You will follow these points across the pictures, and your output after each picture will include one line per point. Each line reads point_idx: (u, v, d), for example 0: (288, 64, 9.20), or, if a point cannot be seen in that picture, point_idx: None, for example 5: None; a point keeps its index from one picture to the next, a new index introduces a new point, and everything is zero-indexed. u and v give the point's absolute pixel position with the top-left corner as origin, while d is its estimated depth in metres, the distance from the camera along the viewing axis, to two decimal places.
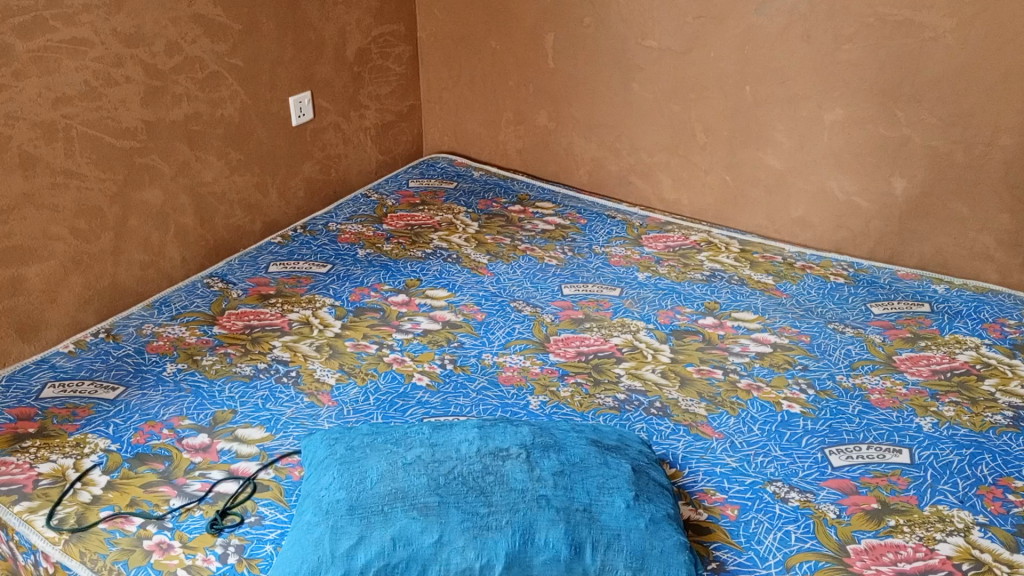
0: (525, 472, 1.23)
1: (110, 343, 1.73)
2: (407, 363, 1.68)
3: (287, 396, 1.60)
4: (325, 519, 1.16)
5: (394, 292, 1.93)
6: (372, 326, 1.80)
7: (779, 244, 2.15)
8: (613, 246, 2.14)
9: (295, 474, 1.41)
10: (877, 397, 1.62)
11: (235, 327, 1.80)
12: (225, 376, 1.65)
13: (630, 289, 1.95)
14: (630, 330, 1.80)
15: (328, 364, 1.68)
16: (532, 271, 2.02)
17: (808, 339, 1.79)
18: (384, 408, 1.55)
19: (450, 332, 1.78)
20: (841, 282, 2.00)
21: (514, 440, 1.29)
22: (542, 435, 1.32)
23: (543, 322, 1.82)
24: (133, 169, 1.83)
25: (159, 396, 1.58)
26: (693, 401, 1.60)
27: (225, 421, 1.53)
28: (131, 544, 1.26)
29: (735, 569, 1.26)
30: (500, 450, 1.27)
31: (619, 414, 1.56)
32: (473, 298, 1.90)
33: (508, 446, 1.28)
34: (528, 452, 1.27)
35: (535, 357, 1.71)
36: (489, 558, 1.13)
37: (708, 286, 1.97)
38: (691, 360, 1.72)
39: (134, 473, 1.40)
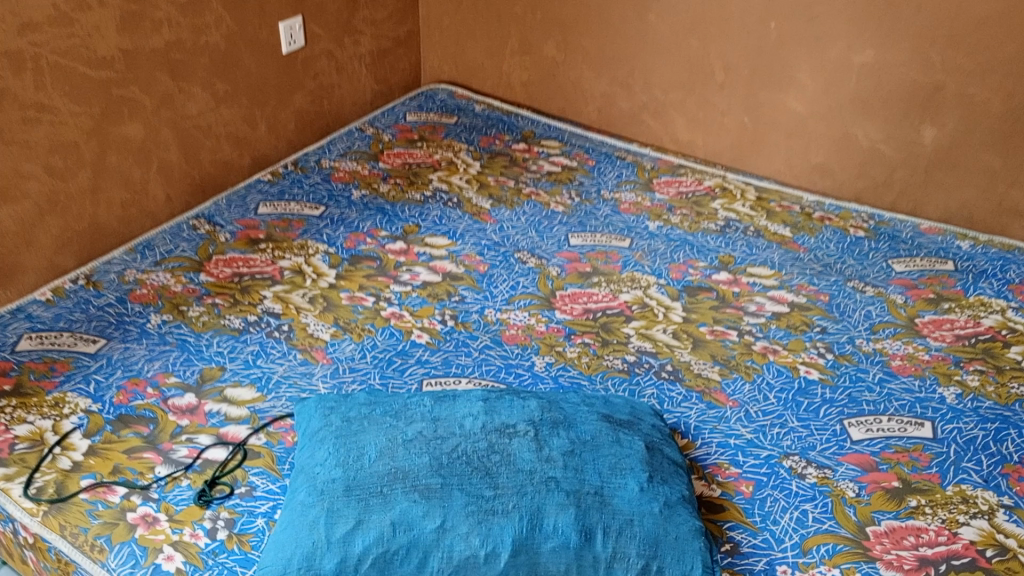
0: (533, 452, 1.15)
1: (90, 291, 1.62)
2: (406, 318, 1.59)
3: (280, 352, 1.51)
4: (319, 500, 1.09)
5: (392, 239, 1.82)
6: (369, 277, 1.70)
7: (797, 193, 2.05)
8: (622, 191, 2.04)
9: (288, 439, 1.34)
10: (898, 363, 1.55)
11: (223, 275, 1.70)
12: (213, 330, 1.55)
13: (641, 240, 1.85)
14: (640, 286, 1.71)
15: (322, 319, 1.59)
16: (537, 218, 1.92)
17: (827, 299, 1.70)
18: (382, 368, 1.48)
19: (450, 285, 1.69)
20: (861, 235, 1.90)
21: (521, 415, 1.21)
22: (552, 409, 1.23)
23: (548, 275, 1.73)
24: (111, 102, 1.70)
25: (142, 351, 1.49)
26: (706, 364, 1.53)
27: (213, 380, 1.45)
28: (114, 518, 1.19)
29: (750, 551, 1.21)
30: (506, 426, 1.19)
31: (629, 377, 1.49)
32: (474, 248, 1.80)
33: (514, 421, 1.20)
34: (536, 429, 1.19)
35: (540, 314, 1.62)
36: (494, 546, 1.07)
37: (722, 238, 1.88)
38: (704, 320, 1.63)
39: (118, 438, 1.32)
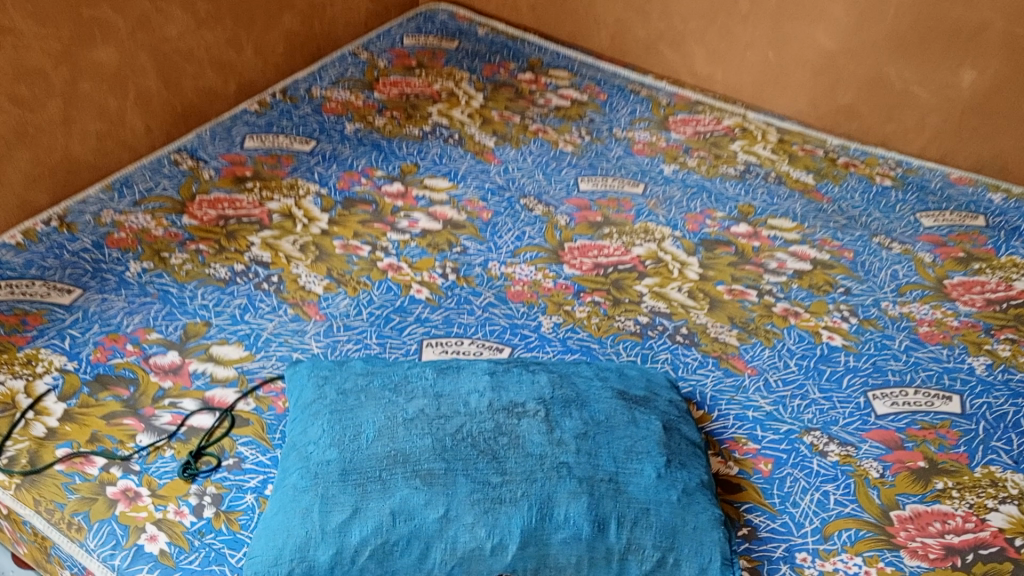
0: (543, 435, 1.07)
1: (64, 235, 1.51)
2: (404, 271, 1.50)
3: (269, 307, 1.41)
4: (313, 485, 1.01)
5: (388, 180, 1.71)
6: (364, 223, 1.60)
7: (821, 135, 1.92)
8: (635, 129, 1.92)
9: (278, 405, 1.26)
10: (926, 330, 1.46)
11: (208, 217, 1.58)
12: (197, 280, 1.45)
13: (655, 186, 1.75)
14: (654, 239, 1.61)
15: (315, 270, 1.49)
16: (544, 158, 1.81)
17: (851, 256, 1.61)
18: (379, 327, 1.39)
19: (451, 234, 1.59)
20: (888, 185, 1.79)
21: (531, 393, 1.12)
22: (563, 385, 1.15)
23: (556, 225, 1.62)
24: (81, 25, 1.54)
25: (121, 303, 1.39)
26: (723, 328, 1.44)
27: (198, 337, 1.35)
28: (93, 492, 1.11)
29: (768, 536, 1.15)
30: (514, 405, 1.10)
31: (641, 341, 1.40)
32: (477, 192, 1.70)
33: (522, 398, 1.11)
34: (547, 409, 1.10)
35: (548, 269, 1.52)
36: (502, 537, 1.00)
37: (742, 185, 1.77)
38: (721, 278, 1.53)
39: (95, 402, 1.23)
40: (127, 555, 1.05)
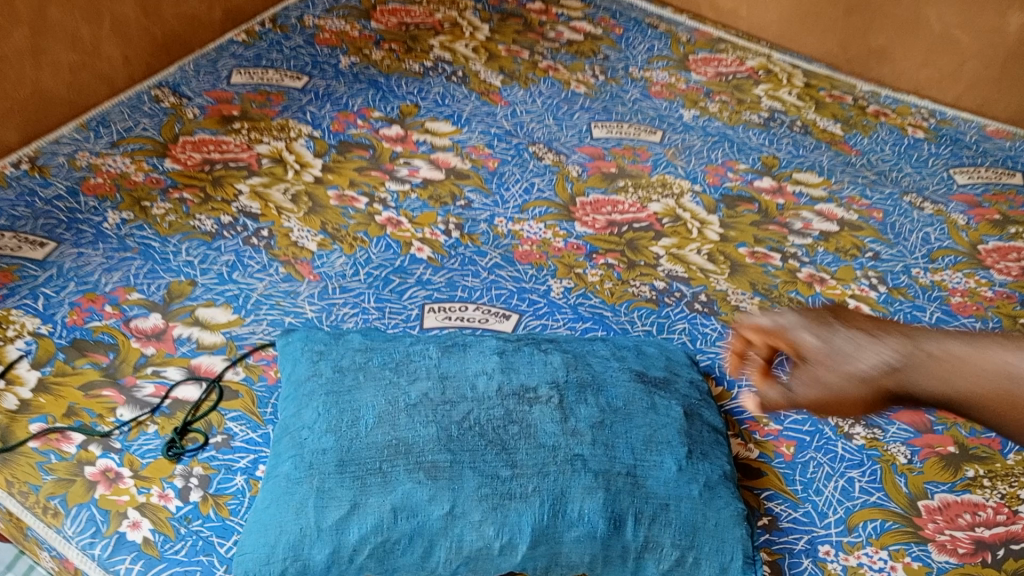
0: (556, 425, 0.99)
1: (36, 179, 1.39)
2: (404, 226, 1.40)
3: (258, 265, 1.31)
4: (308, 477, 0.94)
5: (386, 123, 1.61)
6: (360, 171, 1.50)
7: (850, 81, 1.81)
8: (653, 69, 1.80)
9: (270, 375, 1.17)
10: (959, 301, 1.38)
11: (192, 161, 1.47)
12: (181, 233, 1.34)
13: (673, 134, 1.64)
14: (672, 194, 1.51)
15: (308, 224, 1.39)
16: (555, 100, 1.70)
17: (880, 217, 1.51)
18: (378, 290, 1.29)
19: (454, 185, 1.49)
20: (921, 138, 1.68)
21: (543, 376, 1.04)
22: (578, 367, 1.07)
23: (567, 177, 1.53)
24: None
25: (99, 258, 1.29)
26: (745, 295, 1.34)
27: (183, 297, 1.25)
28: (70, 473, 1.04)
29: (790, 527, 1.09)
30: (525, 390, 1.02)
31: (657, 309, 1.31)
32: (483, 138, 1.60)
33: (534, 382, 1.03)
34: (561, 394, 1.02)
35: (558, 227, 1.43)
36: (511, 535, 0.92)
37: (766, 134, 1.66)
38: (744, 239, 1.44)
39: (72, 370, 1.14)
40: (108, 545, 0.98)
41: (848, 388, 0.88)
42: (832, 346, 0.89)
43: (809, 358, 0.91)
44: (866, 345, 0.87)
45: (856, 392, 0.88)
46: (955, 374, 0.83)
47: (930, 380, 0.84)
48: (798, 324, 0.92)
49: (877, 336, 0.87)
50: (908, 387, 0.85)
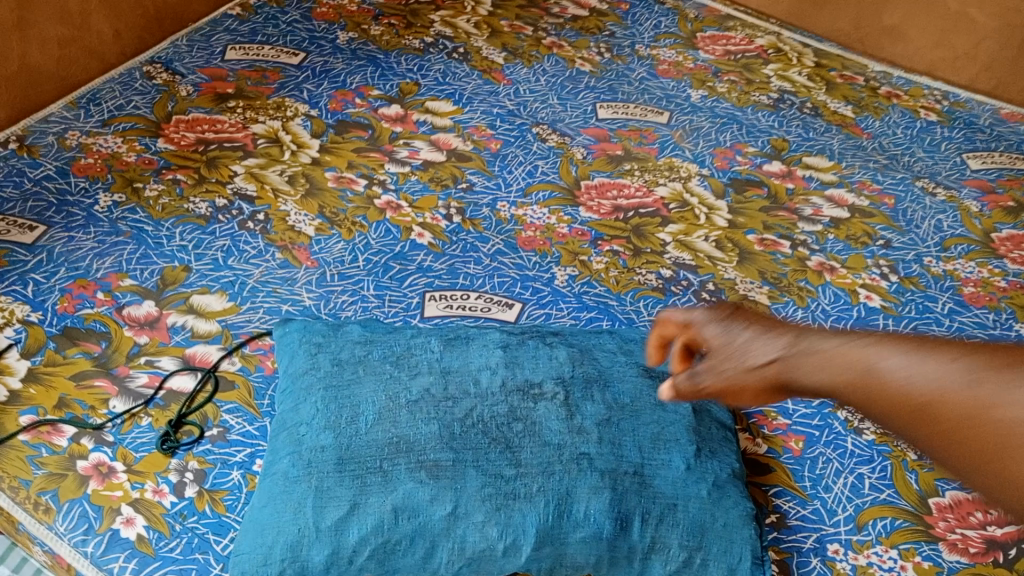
0: (563, 422, 0.97)
1: (24, 159, 1.35)
2: (404, 211, 1.36)
3: (254, 250, 1.27)
4: (306, 475, 0.91)
5: (386, 101, 1.57)
6: (359, 152, 1.46)
7: (862, 60, 1.77)
8: (661, 46, 1.76)
9: (267, 365, 1.14)
10: (971, 291, 1.35)
11: (186, 141, 1.43)
12: (174, 217, 1.30)
13: (681, 114, 1.60)
14: (680, 177, 1.48)
15: (305, 207, 1.35)
16: (559, 79, 1.66)
17: (892, 203, 1.47)
18: (377, 277, 1.26)
19: (456, 168, 1.45)
20: (934, 120, 1.64)
21: (548, 372, 1.02)
22: (584, 362, 1.04)
23: (572, 159, 1.49)
24: None
25: (90, 243, 1.25)
26: (753, 284, 1.31)
27: (176, 284, 1.22)
28: (61, 468, 1.01)
29: (798, 525, 1.06)
30: (530, 386, 1.00)
31: (664, 298, 1.28)
32: (485, 119, 1.55)
33: (539, 378, 1.01)
34: (567, 391, 1.00)
35: (562, 212, 1.39)
36: (516, 537, 0.90)
37: (776, 116, 1.61)
38: (753, 226, 1.40)
39: (63, 360, 1.11)
40: (101, 542, 0.95)
41: (738, 381, 0.72)
42: (730, 338, 0.75)
43: (712, 351, 0.77)
44: (761, 336, 0.73)
45: (746, 384, 0.72)
46: (835, 366, 0.66)
47: (813, 374, 0.67)
48: (707, 319, 0.78)
49: (773, 328, 0.73)
50: (789, 381, 0.69)
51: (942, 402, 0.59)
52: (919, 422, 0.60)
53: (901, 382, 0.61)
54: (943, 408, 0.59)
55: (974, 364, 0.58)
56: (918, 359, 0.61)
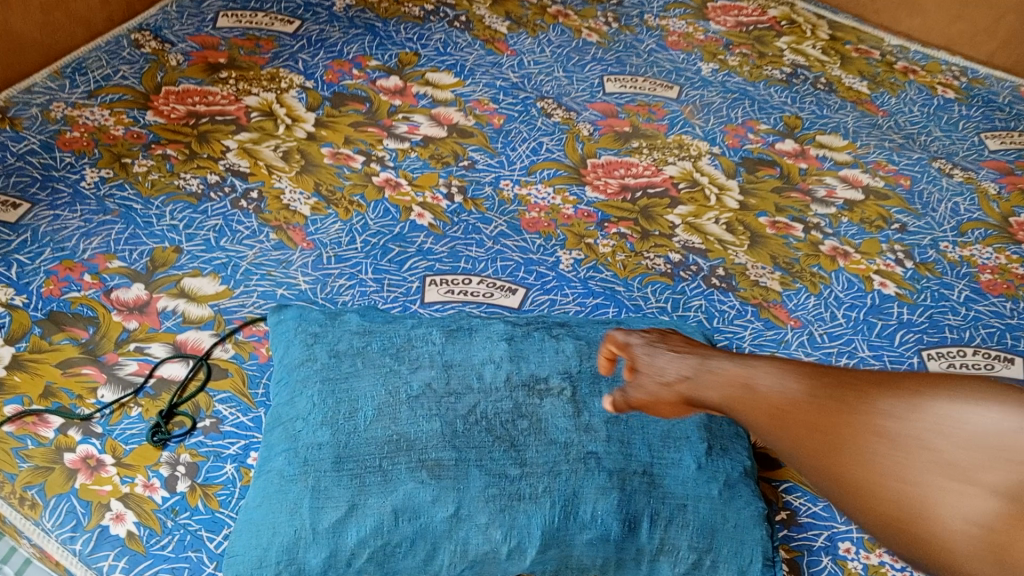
0: (569, 420, 0.94)
1: (7, 132, 1.29)
2: (403, 189, 1.31)
3: (248, 231, 1.23)
4: (303, 474, 0.87)
5: (384, 73, 1.51)
6: (356, 126, 1.40)
7: (877, 33, 1.72)
8: (670, 17, 1.70)
9: (261, 352, 1.10)
10: (988, 279, 1.31)
11: (176, 114, 1.37)
12: (165, 194, 1.25)
13: (691, 89, 1.55)
14: (689, 155, 1.43)
15: (300, 185, 1.30)
16: (565, 50, 1.60)
17: (907, 184, 1.42)
18: (376, 260, 1.21)
19: (457, 144, 1.40)
20: (951, 98, 1.59)
21: (554, 366, 0.99)
22: (591, 356, 1.01)
23: (578, 136, 1.44)
24: None
25: (76, 221, 1.20)
26: (765, 270, 1.27)
27: (167, 266, 1.17)
28: (48, 461, 0.97)
29: (809, 522, 1.03)
30: (535, 381, 0.97)
31: (672, 284, 1.24)
32: (487, 92, 1.50)
33: (545, 374, 0.98)
34: (574, 386, 0.97)
35: (567, 192, 1.34)
36: (520, 539, 0.86)
37: (788, 91, 1.56)
38: (764, 208, 1.35)
39: (49, 346, 1.07)
40: (89, 539, 0.92)
41: (655, 394, 0.73)
42: (653, 358, 0.74)
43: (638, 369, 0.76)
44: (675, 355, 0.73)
45: (662, 397, 0.73)
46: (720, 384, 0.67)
47: (708, 390, 0.68)
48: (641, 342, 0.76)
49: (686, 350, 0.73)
50: (694, 397, 0.69)
51: (797, 412, 0.59)
52: (775, 428, 0.60)
53: (765, 394, 0.62)
54: (796, 417, 0.59)
55: (824, 380, 0.59)
56: (786, 374, 0.61)
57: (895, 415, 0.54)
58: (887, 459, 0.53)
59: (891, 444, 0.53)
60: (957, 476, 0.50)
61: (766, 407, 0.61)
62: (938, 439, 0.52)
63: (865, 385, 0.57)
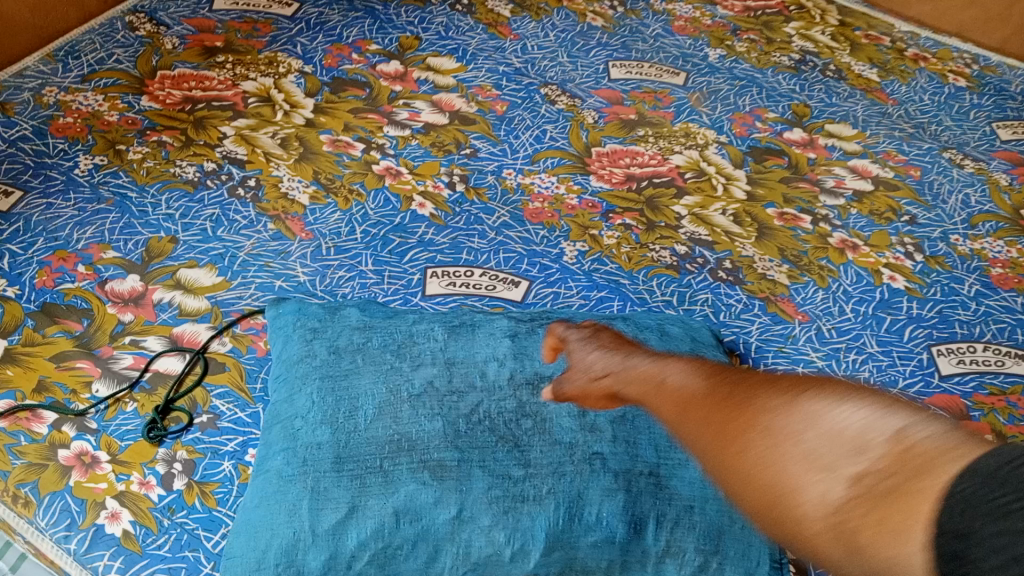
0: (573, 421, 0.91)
1: None
2: (404, 178, 1.29)
3: (245, 220, 1.20)
4: (302, 475, 0.85)
5: (384, 57, 1.48)
6: (356, 113, 1.37)
7: (887, 19, 1.71)
8: (677, 1, 1.67)
9: (259, 346, 1.08)
10: (999, 273, 1.29)
11: (171, 99, 1.34)
12: (160, 182, 1.23)
13: (698, 76, 1.52)
14: (696, 145, 1.40)
15: (298, 173, 1.27)
16: (569, 35, 1.57)
17: (918, 175, 1.40)
18: (376, 251, 1.19)
19: (459, 131, 1.37)
20: (963, 86, 1.57)
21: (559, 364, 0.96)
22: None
23: (582, 124, 1.41)
24: None
25: (70, 210, 1.17)
26: (772, 263, 1.25)
27: (163, 256, 1.14)
28: (42, 457, 0.95)
29: None
30: (540, 379, 0.94)
31: (678, 277, 1.21)
32: (490, 77, 1.46)
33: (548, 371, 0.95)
34: None
35: (572, 181, 1.32)
36: (524, 542, 0.84)
37: (797, 79, 1.53)
38: (772, 199, 1.33)
39: (42, 339, 1.04)
40: (84, 539, 0.90)
41: (584, 389, 0.82)
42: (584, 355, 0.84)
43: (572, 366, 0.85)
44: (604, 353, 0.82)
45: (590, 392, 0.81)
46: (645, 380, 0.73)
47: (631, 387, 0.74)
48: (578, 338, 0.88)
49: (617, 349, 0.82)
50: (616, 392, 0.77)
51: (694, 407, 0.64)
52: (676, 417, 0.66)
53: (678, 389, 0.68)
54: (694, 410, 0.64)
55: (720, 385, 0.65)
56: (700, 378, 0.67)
57: (773, 413, 0.58)
58: (768, 448, 0.56)
59: (769, 437, 0.57)
60: (822, 468, 0.53)
61: (675, 403, 0.66)
62: (809, 432, 0.55)
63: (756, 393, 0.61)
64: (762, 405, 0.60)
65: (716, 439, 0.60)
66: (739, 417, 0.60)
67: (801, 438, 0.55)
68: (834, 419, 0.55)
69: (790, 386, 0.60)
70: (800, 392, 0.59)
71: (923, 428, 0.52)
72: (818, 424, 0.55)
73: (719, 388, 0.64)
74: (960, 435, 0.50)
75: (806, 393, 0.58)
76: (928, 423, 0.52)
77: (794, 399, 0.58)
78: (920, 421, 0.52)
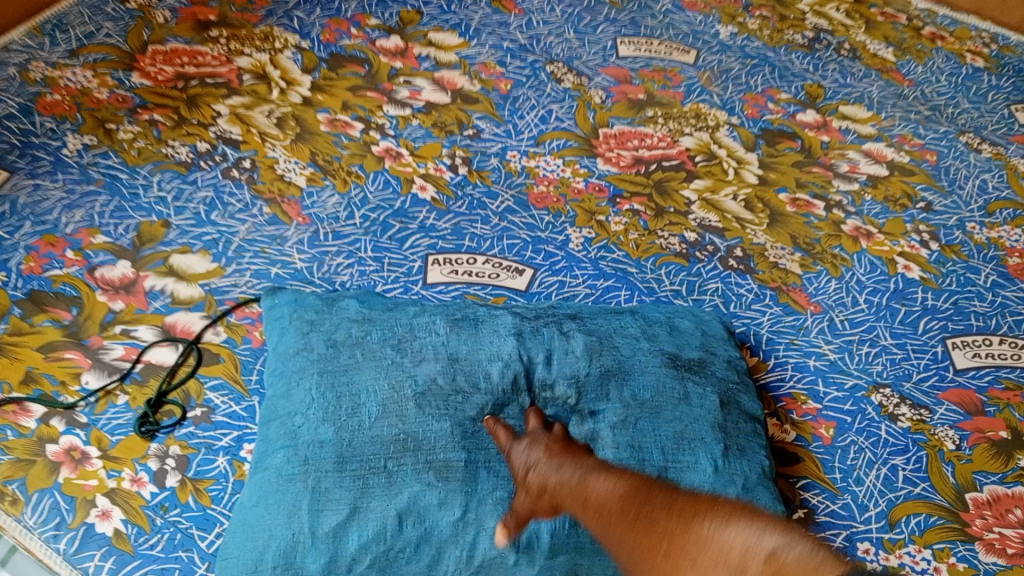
0: (574, 429, 0.89)
1: None
2: (404, 159, 1.24)
3: (240, 204, 1.16)
4: (302, 474, 0.82)
5: (384, 33, 1.43)
6: (354, 90, 1.33)
7: None
8: None
9: (255, 336, 1.04)
10: (1016, 263, 1.25)
11: (163, 76, 1.29)
12: (152, 163, 1.18)
13: (709, 54, 1.47)
14: (707, 126, 1.35)
15: (295, 154, 1.23)
16: (576, 10, 1.51)
17: (934, 160, 1.36)
18: (375, 237, 1.15)
19: (462, 111, 1.32)
20: (981, 67, 1.52)
21: (561, 370, 0.92)
22: (602, 353, 0.94)
23: (589, 104, 1.36)
24: None
25: (58, 192, 1.13)
26: (784, 251, 1.21)
27: (155, 241, 1.10)
28: (30, 453, 0.92)
29: (828, 521, 0.96)
30: (539, 387, 0.91)
31: (687, 266, 1.18)
32: (494, 54, 1.41)
33: (545, 379, 0.91)
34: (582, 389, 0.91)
35: (578, 164, 1.27)
36: (529, 546, 0.82)
37: (811, 58, 1.49)
38: (784, 183, 1.29)
39: (30, 328, 1.00)
40: (74, 538, 0.87)
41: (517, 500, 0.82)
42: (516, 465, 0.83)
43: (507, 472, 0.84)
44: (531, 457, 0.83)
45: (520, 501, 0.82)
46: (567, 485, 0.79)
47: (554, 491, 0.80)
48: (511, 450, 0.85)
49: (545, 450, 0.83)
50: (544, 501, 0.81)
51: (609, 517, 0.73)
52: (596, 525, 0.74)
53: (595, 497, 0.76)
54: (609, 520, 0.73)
55: (631, 494, 0.74)
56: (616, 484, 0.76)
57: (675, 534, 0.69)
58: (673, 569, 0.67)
59: (674, 558, 0.67)
60: None
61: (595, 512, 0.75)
62: (705, 557, 0.66)
63: (661, 511, 0.71)
64: (663, 524, 0.70)
65: (634, 558, 0.70)
66: (644, 537, 0.70)
67: (698, 562, 0.66)
68: (721, 543, 0.67)
69: (684, 508, 0.71)
70: (695, 517, 0.70)
71: (790, 551, 0.65)
72: (710, 550, 0.67)
73: (627, 502, 0.73)
74: (820, 555, 0.63)
75: (699, 518, 0.70)
76: (795, 547, 0.65)
77: (690, 521, 0.70)
78: (790, 543, 0.65)
